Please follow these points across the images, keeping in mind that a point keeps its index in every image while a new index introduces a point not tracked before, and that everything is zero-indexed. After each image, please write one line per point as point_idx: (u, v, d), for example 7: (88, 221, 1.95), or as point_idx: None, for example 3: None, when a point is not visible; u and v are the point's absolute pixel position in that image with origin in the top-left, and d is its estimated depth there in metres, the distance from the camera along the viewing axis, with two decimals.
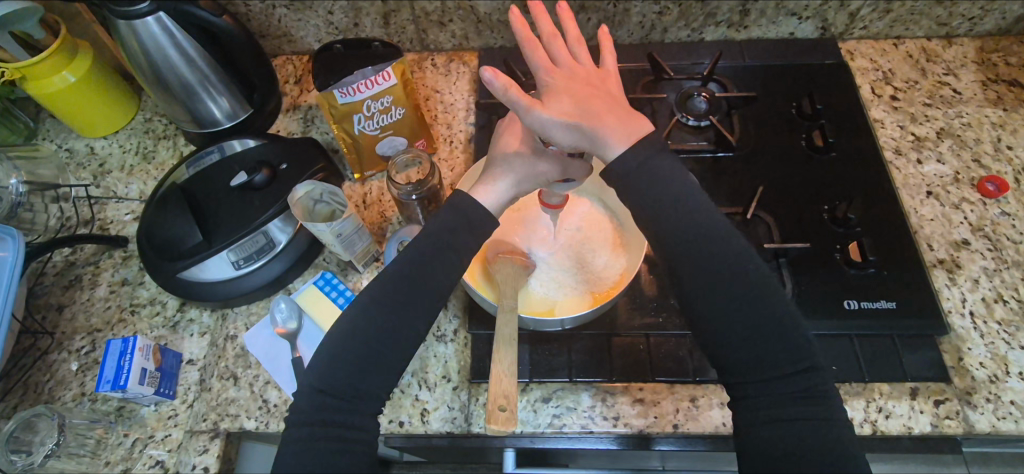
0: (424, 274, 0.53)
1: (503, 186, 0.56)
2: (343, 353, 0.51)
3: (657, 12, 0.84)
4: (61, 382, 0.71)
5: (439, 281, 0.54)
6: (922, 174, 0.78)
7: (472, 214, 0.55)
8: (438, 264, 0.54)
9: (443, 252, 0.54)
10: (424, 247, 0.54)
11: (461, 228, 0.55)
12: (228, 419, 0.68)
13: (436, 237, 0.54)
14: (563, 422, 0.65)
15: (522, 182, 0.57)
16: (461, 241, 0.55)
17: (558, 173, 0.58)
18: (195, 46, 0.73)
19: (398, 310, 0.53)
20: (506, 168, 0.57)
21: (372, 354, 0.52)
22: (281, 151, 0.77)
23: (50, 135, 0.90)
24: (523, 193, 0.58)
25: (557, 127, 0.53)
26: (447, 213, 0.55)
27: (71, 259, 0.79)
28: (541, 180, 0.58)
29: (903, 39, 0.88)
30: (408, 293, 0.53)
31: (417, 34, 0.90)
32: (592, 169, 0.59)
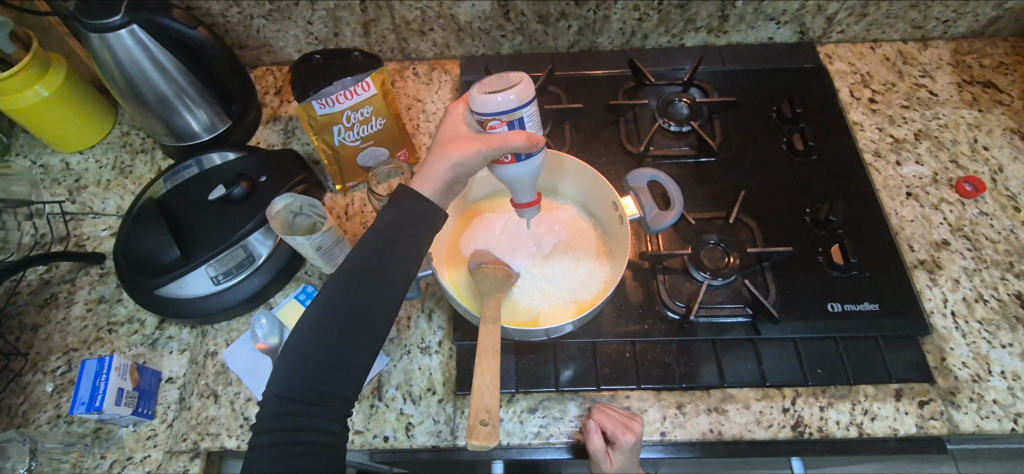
0: (381, 271, 0.50)
1: (441, 171, 0.52)
2: (310, 360, 0.48)
3: (637, 18, 0.85)
4: (35, 405, 0.69)
5: (398, 277, 0.51)
6: (901, 175, 0.78)
7: (421, 209, 0.52)
8: (394, 260, 0.51)
9: (398, 246, 0.51)
10: (374, 242, 0.51)
11: (411, 221, 0.52)
12: (209, 438, 0.66)
13: (385, 231, 0.51)
14: (550, 432, 0.64)
15: (460, 164, 0.52)
16: (413, 234, 0.52)
17: (492, 148, 0.51)
18: (170, 58, 0.72)
19: (360, 310, 0.49)
20: (441, 153, 0.52)
21: (334, 359, 0.49)
22: (260, 163, 0.77)
23: (24, 151, 0.88)
24: (463, 174, 0.53)
25: (490, 96, 0.49)
26: (399, 205, 0.52)
27: (46, 277, 0.78)
28: (483, 160, 0.52)
29: (879, 43, 0.89)
30: (364, 292, 0.50)
31: (398, 44, 0.89)
32: (533, 138, 0.51)
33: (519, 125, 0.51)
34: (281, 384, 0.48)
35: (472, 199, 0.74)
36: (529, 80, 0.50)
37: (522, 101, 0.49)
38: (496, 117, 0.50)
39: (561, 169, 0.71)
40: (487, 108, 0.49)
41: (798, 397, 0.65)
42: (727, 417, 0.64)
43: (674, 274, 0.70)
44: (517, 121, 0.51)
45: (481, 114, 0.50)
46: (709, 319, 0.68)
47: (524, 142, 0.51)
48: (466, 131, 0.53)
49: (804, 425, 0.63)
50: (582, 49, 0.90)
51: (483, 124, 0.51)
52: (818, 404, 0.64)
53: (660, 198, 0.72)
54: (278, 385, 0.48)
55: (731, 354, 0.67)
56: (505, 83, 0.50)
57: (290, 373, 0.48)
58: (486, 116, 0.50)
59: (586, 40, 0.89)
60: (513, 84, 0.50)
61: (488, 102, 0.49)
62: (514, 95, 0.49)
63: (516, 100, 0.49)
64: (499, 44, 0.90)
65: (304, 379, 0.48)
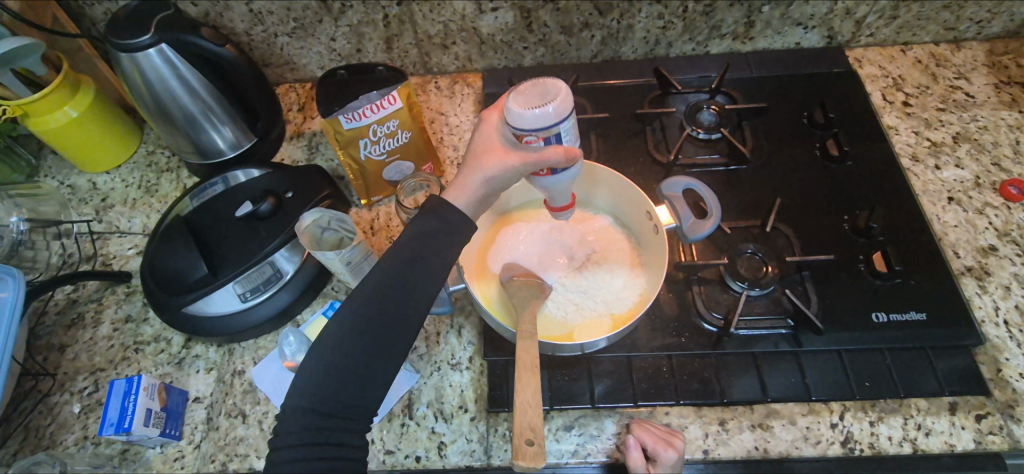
0: (412, 283, 0.49)
1: (475, 184, 0.51)
2: (339, 371, 0.47)
3: (662, 26, 0.84)
4: (63, 426, 0.69)
5: (425, 286, 0.50)
6: (941, 179, 0.76)
7: (453, 220, 0.51)
8: (424, 270, 0.49)
9: (429, 257, 0.50)
10: (404, 253, 0.49)
11: (442, 232, 0.50)
12: (237, 460, 0.65)
13: (416, 240, 0.50)
14: (587, 451, 0.62)
15: (495, 179, 0.51)
16: (445, 245, 0.50)
17: (530, 164, 0.50)
18: (198, 76, 0.72)
19: (389, 322, 0.48)
20: (475, 166, 0.51)
21: (363, 371, 0.47)
22: (287, 179, 0.76)
23: (52, 172, 0.89)
24: (497, 188, 0.52)
25: (527, 110, 0.47)
26: (428, 217, 0.51)
27: (73, 296, 0.78)
28: (519, 174, 0.51)
29: (910, 45, 0.88)
30: (393, 303, 0.49)
31: (420, 58, 0.89)
32: (571, 152, 0.50)
33: (557, 140, 0.49)
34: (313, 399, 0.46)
35: (503, 210, 0.73)
36: (568, 91, 0.48)
37: (560, 115, 0.47)
38: (533, 132, 0.48)
39: (593, 179, 0.70)
40: (524, 123, 0.47)
41: (846, 412, 0.62)
42: (773, 433, 0.61)
43: (709, 285, 0.68)
44: (555, 137, 0.49)
45: (518, 129, 0.48)
46: (749, 331, 0.65)
47: (562, 156, 0.50)
48: (501, 143, 0.51)
49: (855, 441, 0.60)
50: (605, 59, 0.89)
51: (519, 137, 0.49)
52: (867, 419, 0.61)
53: (696, 207, 0.70)
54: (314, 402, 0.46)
55: (773, 367, 0.64)
56: (542, 93, 0.48)
57: (321, 386, 0.47)
58: (523, 131, 0.48)
59: (610, 50, 0.88)
60: (551, 96, 0.47)
61: (525, 117, 0.47)
62: (552, 109, 0.47)
63: (554, 114, 0.47)
64: (522, 55, 0.89)
65: (337, 394, 0.47)
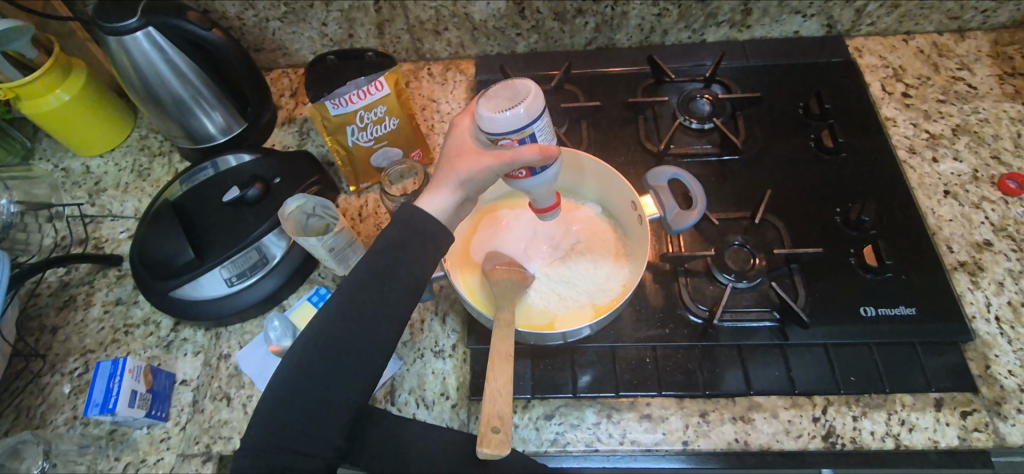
0: (382, 291, 0.49)
1: (448, 188, 0.52)
2: (311, 374, 0.47)
3: (656, 14, 0.82)
4: (52, 406, 0.70)
5: (403, 291, 0.50)
6: (938, 172, 0.74)
7: (425, 225, 0.51)
8: (395, 279, 0.49)
9: (400, 267, 0.49)
10: (376, 261, 0.49)
11: (413, 239, 0.50)
12: (221, 442, 0.66)
13: (388, 250, 0.50)
14: (567, 440, 0.62)
15: (470, 180, 0.52)
16: (418, 254, 0.50)
17: (504, 165, 0.50)
18: (186, 60, 0.72)
19: (362, 328, 0.48)
20: (450, 168, 0.52)
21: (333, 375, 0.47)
22: (276, 164, 0.77)
23: (46, 155, 0.89)
24: (473, 191, 0.53)
25: (499, 113, 0.47)
26: (399, 221, 0.51)
27: (65, 279, 0.78)
28: (495, 175, 0.52)
29: (913, 35, 0.85)
30: (370, 310, 0.48)
31: (412, 44, 0.89)
32: (547, 151, 0.50)
33: (531, 140, 0.50)
34: (288, 403, 0.46)
35: (488, 197, 0.72)
36: (539, 91, 0.48)
37: (531, 116, 0.48)
38: (507, 135, 0.49)
39: (579, 168, 0.69)
40: (497, 127, 0.48)
41: (830, 406, 0.61)
42: (754, 426, 0.61)
43: (696, 277, 0.68)
44: (529, 137, 0.49)
45: (491, 133, 0.49)
46: (734, 324, 0.65)
47: (537, 155, 0.49)
48: (475, 146, 0.52)
49: (837, 436, 0.60)
50: (599, 46, 0.88)
51: (493, 141, 0.50)
52: (850, 414, 0.61)
53: (682, 197, 0.69)
54: (292, 409, 0.46)
55: (758, 360, 0.64)
56: (513, 95, 0.49)
57: (294, 392, 0.46)
58: (497, 135, 0.49)
59: (603, 38, 0.87)
60: (522, 97, 0.48)
61: (496, 120, 0.48)
62: (523, 110, 0.47)
63: (525, 115, 0.47)
64: (514, 42, 0.88)
65: (306, 400, 0.46)
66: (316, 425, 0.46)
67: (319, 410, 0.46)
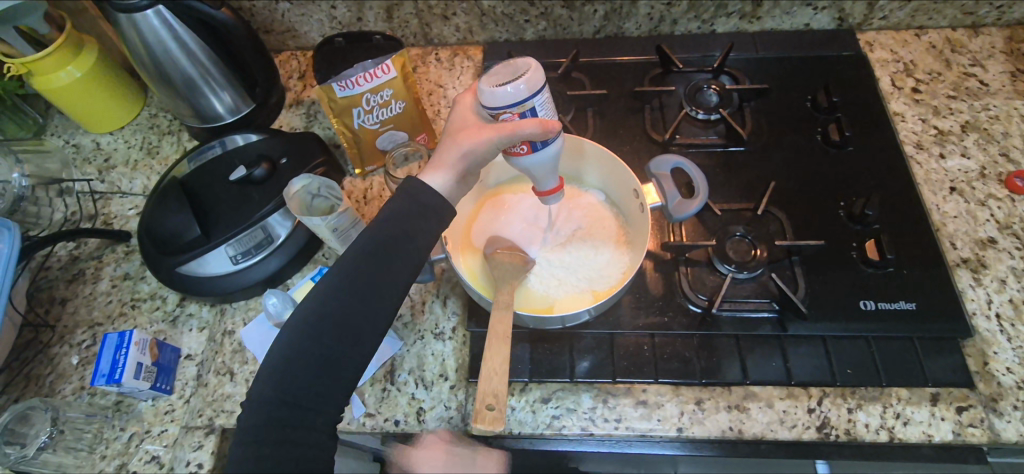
0: (385, 266, 0.50)
1: (451, 162, 0.52)
2: (310, 348, 0.47)
3: (666, 3, 0.82)
4: (61, 376, 0.71)
5: (403, 267, 0.50)
6: (945, 169, 0.74)
7: (427, 202, 0.51)
8: (398, 254, 0.50)
9: (403, 242, 0.50)
10: (379, 235, 0.50)
11: (416, 217, 0.51)
12: (224, 415, 0.67)
13: (390, 225, 0.50)
14: (563, 423, 0.62)
15: (472, 153, 0.52)
16: (421, 230, 0.51)
17: (506, 138, 0.51)
18: (196, 39, 0.73)
19: (362, 304, 0.49)
20: (452, 142, 0.53)
21: (331, 349, 0.48)
22: (282, 144, 0.77)
23: (58, 131, 0.90)
24: (474, 165, 0.53)
25: (499, 87, 0.49)
26: (402, 197, 0.51)
27: (75, 253, 0.80)
28: (495, 150, 0.52)
29: (926, 30, 0.85)
30: (369, 284, 0.49)
31: (421, 28, 0.89)
32: (548, 124, 0.51)
33: (532, 114, 0.51)
34: (289, 376, 0.47)
35: (491, 182, 0.72)
36: (539, 67, 0.50)
37: (531, 90, 0.49)
38: (508, 108, 0.50)
39: (580, 153, 0.69)
40: (496, 101, 0.49)
41: (825, 398, 0.62)
42: (749, 415, 0.61)
43: (697, 266, 0.68)
44: (530, 111, 0.51)
45: (492, 108, 0.50)
46: (733, 313, 0.65)
47: (538, 128, 0.50)
48: (477, 122, 0.53)
49: (831, 427, 0.60)
50: (608, 34, 0.88)
51: (495, 116, 0.51)
52: (846, 406, 0.61)
53: (685, 186, 0.69)
54: (296, 379, 0.47)
55: (755, 350, 0.64)
56: (513, 72, 0.50)
57: (291, 366, 0.47)
58: (498, 109, 0.50)
59: (612, 26, 0.86)
60: (523, 72, 0.50)
61: (497, 94, 0.49)
62: (524, 84, 0.49)
63: (526, 89, 0.49)
64: (522, 29, 0.88)
65: (306, 376, 0.47)
66: (319, 393, 0.47)
67: (320, 385, 0.47)
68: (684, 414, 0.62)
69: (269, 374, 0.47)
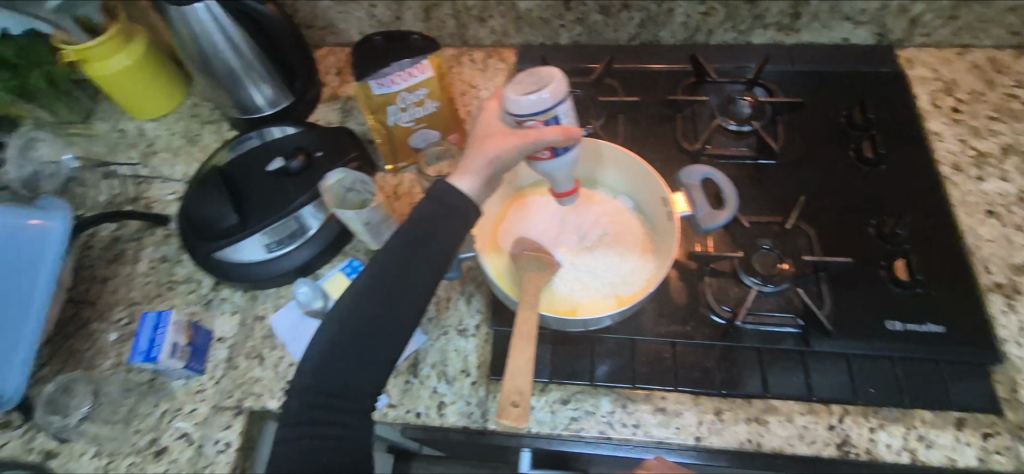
0: (413, 263, 0.51)
1: (476, 167, 0.53)
2: (343, 344, 0.49)
3: (703, 12, 0.82)
4: (100, 351, 0.74)
5: (432, 265, 0.51)
6: (982, 191, 0.73)
7: (455, 202, 0.52)
8: (428, 252, 0.51)
9: (430, 240, 0.51)
10: (409, 235, 0.51)
11: (443, 216, 0.51)
12: (252, 398, 0.69)
13: (420, 225, 0.51)
14: (581, 425, 0.63)
15: (498, 159, 0.53)
16: (447, 229, 0.51)
17: (530, 144, 0.52)
18: (241, 33, 0.75)
19: (393, 300, 0.50)
20: (478, 149, 0.54)
21: (364, 344, 0.49)
22: (318, 138, 0.79)
23: (105, 115, 0.94)
24: (499, 171, 0.54)
25: (524, 96, 0.50)
26: (432, 198, 0.52)
27: (116, 234, 0.83)
28: (519, 156, 0.54)
29: (969, 49, 0.83)
30: (400, 282, 0.50)
31: (457, 30, 0.90)
32: (570, 131, 0.53)
33: (555, 122, 0.53)
34: (324, 368, 0.49)
35: (519, 185, 0.73)
36: (562, 77, 0.51)
37: (555, 100, 0.51)
38: (532, 116, 0.51)
39: (598, 157, 0.70)
40: (522, 109, 0.51)
41: (846, 416, 0.61)
42: (769, 428, 0.61)
43: (722, 277, 0.68)
44: (552, 119, 0.52)
45: (517, 115, 0.52)
46: (757, 327, 0.65)
47: (560, 135, 0.52)
48: (501, 128, 0.54)
49: (851, 445, 0.60)
50: (642, 42, 0.88)
51: (519, 123, 0.53)
52: (868, 425, 0.61)
53: (714, 196, 0.69)
54: (331, 372, 0.49)
55: (777, 364, 0.64)
56: (536, 81, 0.52)
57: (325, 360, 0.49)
58: (523, 116, 0.52)
59: (647, 33, 0.87)
60: (546, 83, 0.51)
61: (522, 103, 0.51)
62: (547, 94, 0.50)
63: (549, 98, 0.50)
64: (558, 33, 0.89)
65: (338, 369, 0.49)
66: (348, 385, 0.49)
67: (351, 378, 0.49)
68: (703, 423, 0.62)
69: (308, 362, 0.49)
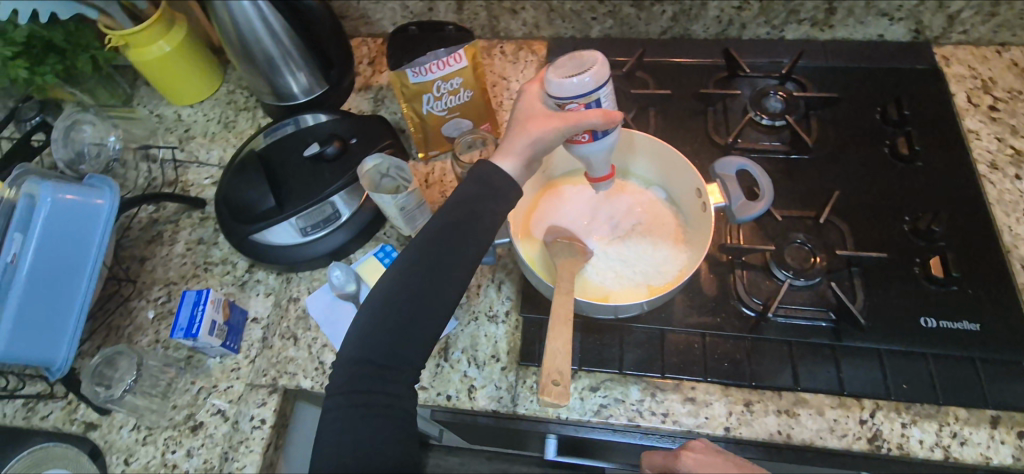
0: (453, 244, 0.52)
1: (518, 149, 0.54)
2: (387, 319, 0.51)
3: (736, 6, 0.82)
4: (139, 328, 0.77)
5: (473, 245, 0.53)
6: (1020, 190, 0.72)
7: (497, 184, 0.54)
8: (470, 233, 0.52)
9: (470, 222, 0.52)
10: (451, 215, 0.52)
11: (483, 198, 0.53)
12: (286, 377, 0.71)
13: (462, 206, 0.53)
14: (610, 412, 0.64)
15: (540, 141, 0.53)
16: (488, 210, 0.53)
17: (572, 128, 0.52)
18: (281, 22, 0.77)
19: (434, 278, 0.52)
20: (518, 130, 0.54)
21: (406, 321, 0.51)
22: (352, 126, 0.81)
23: (144, 100, 0.97)
24: (540, 153, 0.55)
25: (567, 79, 0.50)
26: (474, 180, 0.54)
27: (154, 216, 0.85)
28: (560, 138, 0.54)
29: (1008, 47, 0.82)
30: (442, 261, 0.52)
31: (489, 21, 0.91)
32: (610, 115, 0.53)
33: (596, 105, 0.53)
34: (367, 342, 0.51)
35: (551, 175, 0.74)
36: (605, 60, 0.51)
37: (598, 83, 0.50)
38: (574, 100, 0.51)
39: (631, 147, 0.70)
40: (564, 92, 0.51)
41: (878, 411, 0.61)
42: (799, 421, 0.61)
43: (753, 270, 0.68)
44: (594, 102, 0.52)
45: (559, 98, 0.52)
46: (788, 319, 0.65)
47: (601, 119, 0.52)
48: (542, 110, 0.54)
49: (882, 440, 0.60)
50: (673, 36, 0.88)
51: (560, 106, 0.53)
52: (899, 420, 0.60)
53: (748, 189, 0.70)
54: (375, 347, 0.51)
55: (808, 358, 0.64)
56: (579, 64, 0.51)
57: (368, 334, 0.51)
58: (565, 100, 0.52)
59: (679, 27, 0.87)
60: (589, 66, 0.51)
61: (564, 86, 0.51)
62: (590, 77, 0.50)
63: (592, 82, 0.50)
64: (589, 26, 0.89)
65: (382, 346, 0.51)
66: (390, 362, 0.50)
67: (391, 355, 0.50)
68: (732, 414, 0.62)
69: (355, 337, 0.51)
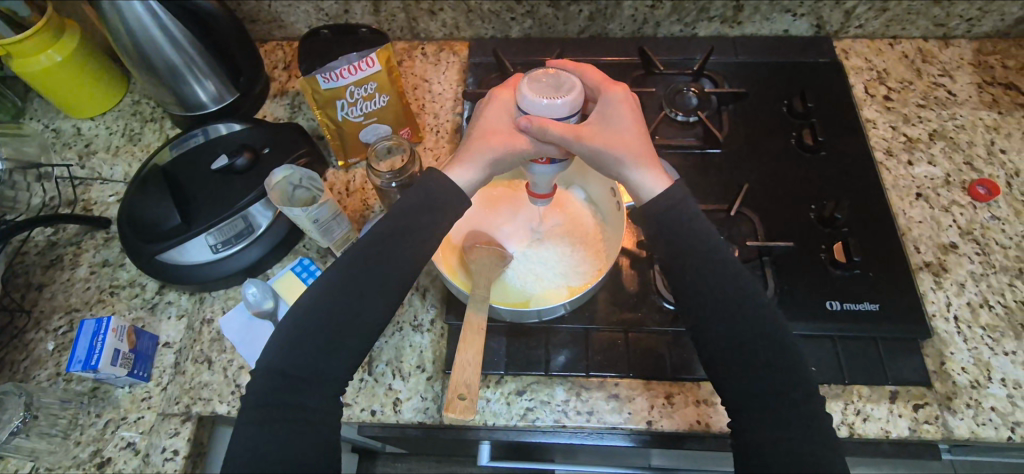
0: (389, 255, 0.52)
1: (476, 164, 0.55)
2: (313, 329, 0.51)
3: (649, 5, 0.84)
4: (37, 362, 0.71)
5: (408, 259, 0.53)
6: (912, 175, 0.77)
7: (438, 196, 0.54)
8: (407, 246, 0.53)
9: (409, 234, 0.53)
10: (392, 227, 0.53)
11: (424, 210, 0.54)
12: (201, 403, 0.67)
13: (404, 217, 0.53)
14: (536, 415, 0.64)
15: (499, 156, 0.55)
16: (427, 224, 0.53)
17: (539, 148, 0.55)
18: (180, 28, 0.73)
19: (367, 290, 0.52)
20: (481, 144, 0.56)
21: (332, 332, 0.51)
22: (265, 134, 0.77)
23: (37, 114, 0.90)
24: (496, 173, 0.57)
25: (543, 98, 0.53)
26: (420, 191, 0.54)
27: (53, 239, 0.79)
28: (520, 157, 0.56)
29: (900, 39, 0.87)
30: (375, 272, 0.52)
31: (407, 23, 0.89)
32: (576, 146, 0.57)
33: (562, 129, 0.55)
34: (290, 352, 0.50)
35: None
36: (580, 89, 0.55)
37: (572, 108, 0.54)
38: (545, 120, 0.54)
39: None
40: (539, 110, 0.53)
41: None
42: (717, 409, 0.63)
43: None
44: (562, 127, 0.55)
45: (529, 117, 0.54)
46: None
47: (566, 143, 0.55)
48: (508, 127, 0.56)
49: None
50: (592, 35, 0.89)
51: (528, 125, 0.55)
52: None
53: None
54: (298, 358, 0.50)
55: None
56: (556, 86, 0.55)
57: (293, 341, 0.51)
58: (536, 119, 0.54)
59: (597, 27, 0.88)
60: (565, 90, 0.54)
61: (539, 104, 0.53)
62: (565, 101, 0.53)
63: (566, 106, 0.53)
64: (509, 26, 0.89)
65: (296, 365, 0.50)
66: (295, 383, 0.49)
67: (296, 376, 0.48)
68: (654, 407, 0.63)
69: (274, 353, 0.51)
